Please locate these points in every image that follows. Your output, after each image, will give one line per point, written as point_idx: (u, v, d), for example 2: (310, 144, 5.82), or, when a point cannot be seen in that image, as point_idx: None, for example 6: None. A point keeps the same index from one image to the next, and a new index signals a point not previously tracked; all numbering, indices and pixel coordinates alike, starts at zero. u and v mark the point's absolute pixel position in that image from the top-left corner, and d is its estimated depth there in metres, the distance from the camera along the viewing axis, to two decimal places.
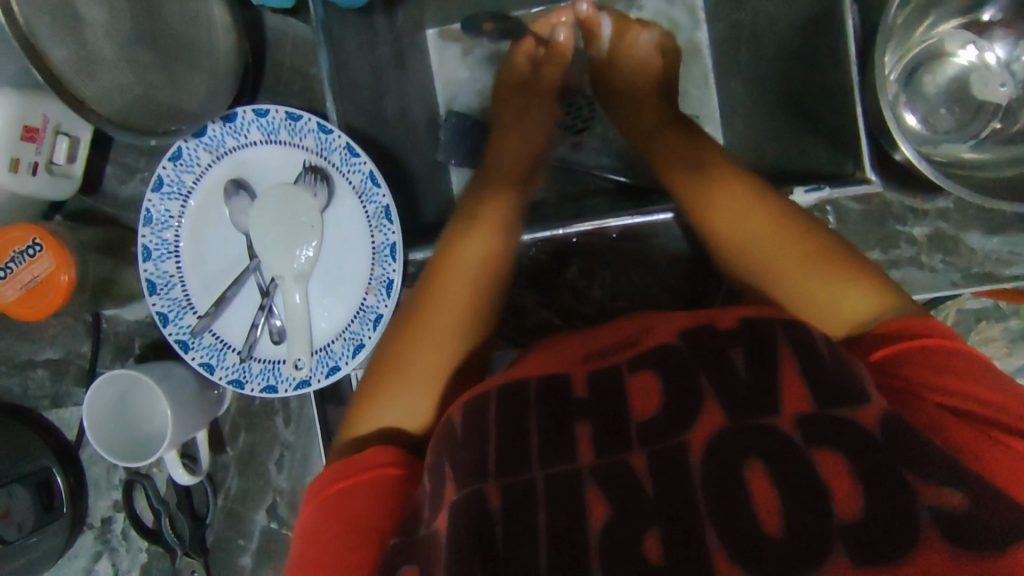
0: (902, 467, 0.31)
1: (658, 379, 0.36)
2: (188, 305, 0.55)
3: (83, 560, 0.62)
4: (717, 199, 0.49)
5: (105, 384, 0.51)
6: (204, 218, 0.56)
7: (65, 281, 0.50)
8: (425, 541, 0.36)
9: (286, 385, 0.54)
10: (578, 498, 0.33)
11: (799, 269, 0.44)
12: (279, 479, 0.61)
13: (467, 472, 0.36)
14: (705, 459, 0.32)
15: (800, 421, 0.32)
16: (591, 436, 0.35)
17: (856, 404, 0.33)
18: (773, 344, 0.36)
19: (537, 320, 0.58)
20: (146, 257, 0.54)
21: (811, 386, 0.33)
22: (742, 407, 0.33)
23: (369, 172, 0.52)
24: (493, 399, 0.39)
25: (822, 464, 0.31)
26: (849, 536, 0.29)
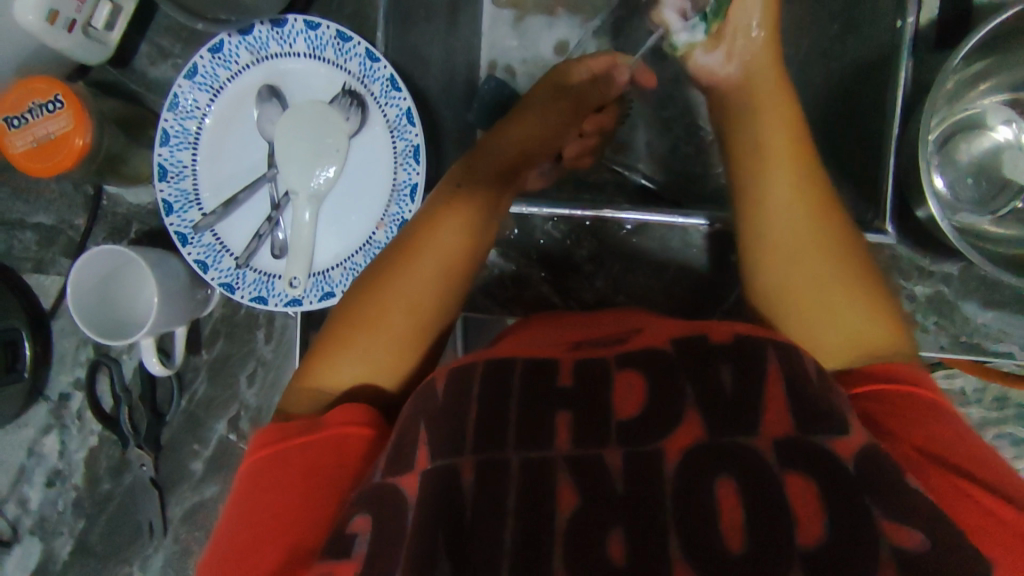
0: (870, 500, 0.32)
1: (643, 377, 0.37)
2: (195, 199, 0.55)
3: (33, 430, 0.62)
4: (762, 209, 0.45)
5: (89, 262, 0.50)
6: (232, 117, 0.55)
7: (79, 145, 0.49)
8: (382, 491, 0.37)
9: (277, 300, 0.54)
10: (550, 485, 0.34)
11: (827, 280, 0.43)
12: (247, 393, 0.60)
13: (440, 445, 0.37)
14: (681, 458, 0.34)
15: (777, 443, 0.34)
16: (570, 425, 0.36)
17: (833, 433, 0.34)
18: (760, 362, 0.37)
19: (534, 295, 0.57)
20: (164, 142, 0.54)
21: (793, 404, 0.35)
22: (721, 424, 0.34)
23: (406, 109, 0.52)
24: (479, 374, 0.39)
25: (789, 485, 0.33)
26: (808, 557, 0.31)
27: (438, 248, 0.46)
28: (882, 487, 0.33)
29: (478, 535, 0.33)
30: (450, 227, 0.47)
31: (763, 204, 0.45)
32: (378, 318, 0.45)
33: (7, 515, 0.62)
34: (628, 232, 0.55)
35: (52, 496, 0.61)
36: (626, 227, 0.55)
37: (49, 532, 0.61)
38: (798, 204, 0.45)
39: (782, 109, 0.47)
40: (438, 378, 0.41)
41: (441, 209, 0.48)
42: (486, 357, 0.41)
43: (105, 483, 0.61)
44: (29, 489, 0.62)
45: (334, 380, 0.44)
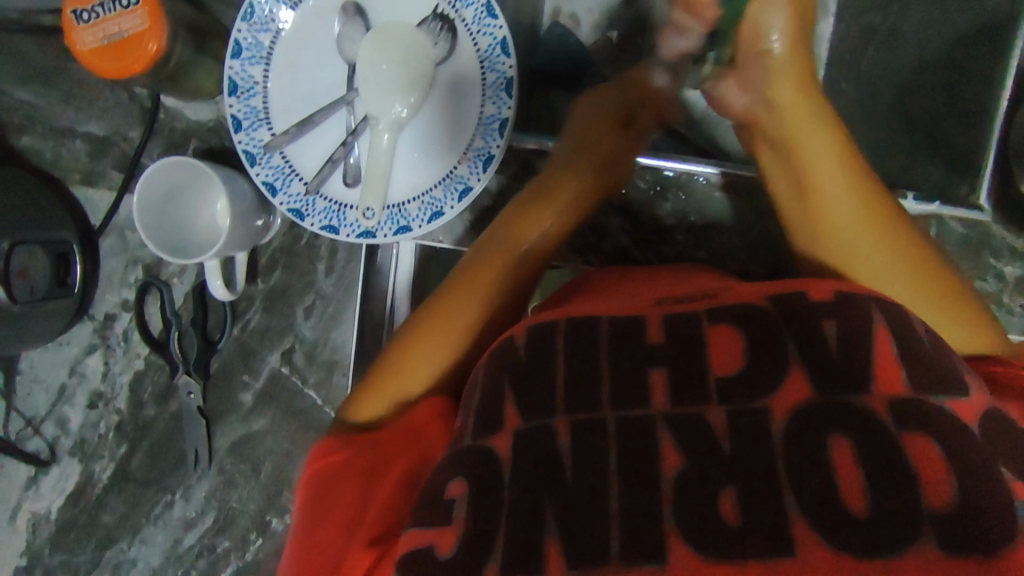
0: (997, 465, 0.29)
1: (740, 334, 0.33)
2: (264, 118, 0.52)
3: (76, 349, 0.59)
4: (833, 239, 0.40)
5: (150, 181, 0.47)
6: (309, 32, 0.52)
7: (153, 50, 0.46)
8: (479, 454, 0.34)
9: (349, 231, 0.52)
10: (651, 446, 0.31)
11: (917, 288, 0.40)
12: (303, 327, 0.58)
13: (529, 403, 0.35)
14: (792, 417, 0.30)
15: (890, 400, 0.30)
16: (667, 382, 0.33)
17: (952, 395, 0.31)
18: (867, 319, 0.33)
19: (613, 245, 0.56)
20: (236, 54, 0.51)
21: (910, 369, 0.32)
22: (833, 381, 0.31)
23: (501, 39, 0.49)
24: (560, 330, 0.37)
25: (913, 447, 0.29)
26: (939, 524, 0.27)
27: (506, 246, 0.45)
28: (1005, 455, 0.30)
29: (579, 499, 0.31)
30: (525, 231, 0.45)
31: (823, 231, 0.41)
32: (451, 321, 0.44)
33: (45, 435, 0.60)
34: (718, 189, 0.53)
35: (93, 418, 0.60)
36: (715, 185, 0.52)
37: (89, 454, 0.60)
38: (862, 223, 0.40)
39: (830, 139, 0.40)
40: (517, 331, 0.38)
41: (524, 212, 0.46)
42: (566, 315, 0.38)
43: (150, 408, 0.59)
44: (70, 409, 0.60)
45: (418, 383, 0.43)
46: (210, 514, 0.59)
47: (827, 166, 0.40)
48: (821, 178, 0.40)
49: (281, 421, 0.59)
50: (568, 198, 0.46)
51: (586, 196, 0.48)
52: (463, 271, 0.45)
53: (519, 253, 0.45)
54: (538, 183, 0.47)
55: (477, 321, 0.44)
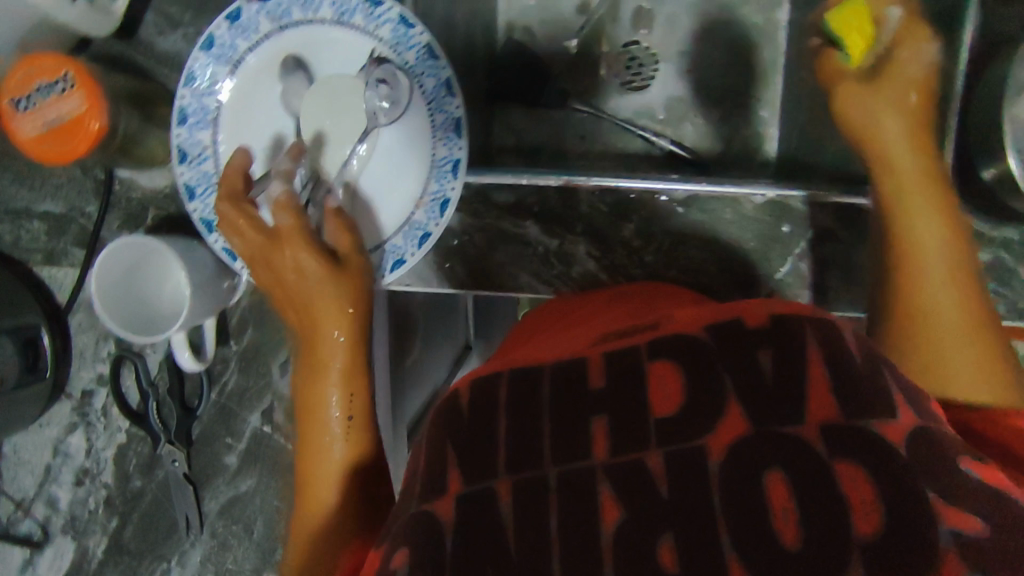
0: (924, 484, 0.28)
1: (678, 369, 0.35)
2: (217, 183, 0.52)
3: (57, 429, 0.59)
4: (913, 251, 0.42)
5: (109, 262, 0.47)
6: (252, 92, 0.51)
7: (95, 129, 0.45)
8: (421, 520, 0.34)
9: None
10: (592, 498, 0.32)
11: (949, 324, 0.41)
12: (281, 383, 0.58)
13: (472, 464, 0.35)
14: (726, 457, 0.31)
15: (822, 428, 0.30)
16: (607, 431, 0.34)
17: (883, 416, 0.31)
18: (800, 344, 0.34)
19: (582, 271, 0.54)
20: (182, 121, 0.50)
21: (840, 391, 0.31)
22: (766, 414, 0.31)
23: (445, 79, 0.49)
24: (503, 379, 0.39)
25: (842, 475, 0.29)
26: (868, 552, 0.27)
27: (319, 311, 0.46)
28: (936, 473, 0.29)
29: (524, 559, 0.31)
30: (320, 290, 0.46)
31: (914, 253, 0.42)
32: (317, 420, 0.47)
33: (36, 516, 0.59)
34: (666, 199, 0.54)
35: (81, 495, 0.59)
36: (662, 197, 0.54)
37: (81, 531, 0.59)
38: (949, 228, 0.42)
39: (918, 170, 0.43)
40: (461, 391, 0.40)
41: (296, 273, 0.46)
42: (511, 367, 0.40)
43: (138, 479, 0.59)
44: (57, 489, 0.59)
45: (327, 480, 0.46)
46: None
47: (914, 164, 0.43)
48: (908, 180, 0.43)
49: (269, 480, 0.58)
50: (343, 340, 0.46)
51: (355, 335, 0.47)
52: (304, 421, 0.48)
53: (337, 413, 0.46)
54: (304, 334, 0.48)
55: (349, 449, 0.46)
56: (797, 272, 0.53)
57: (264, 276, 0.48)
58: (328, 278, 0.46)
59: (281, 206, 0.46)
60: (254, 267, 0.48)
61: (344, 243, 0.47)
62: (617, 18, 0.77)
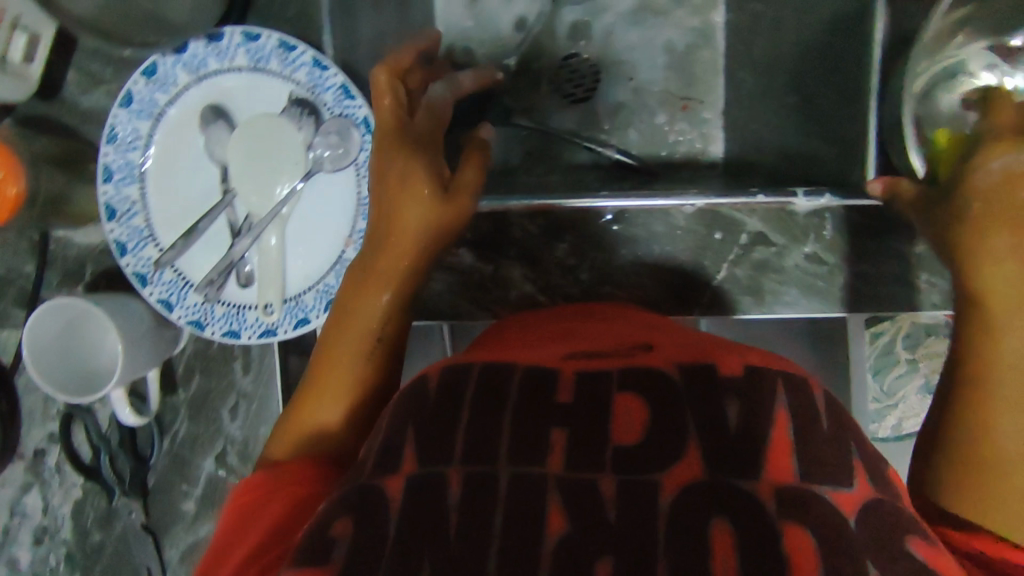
0: (864, 561, 0.30)
1: (646, 403, 0.35)
2: (149, 236, 0.52)
3: (11, 490, 0.59)
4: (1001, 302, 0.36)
5: (46, 318, 0.47)
6: (177, 143, 0.52)
7: (13, 194, 0.45)
8: (365, 496, 0.34)
9: (251, 332, 0.51)
10: (539, 505, 0.32)
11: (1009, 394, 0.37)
12: (232, 426, 0.58)
13: (430, 446, 0.35)
14: (680, 493, 0.32)
15: (776, 489, 0.32)
16: (566, 443, 0.34)
17: (836, 486, 0.33)
18: (770, 400, 0.36)
19: (520, 293, 0.55)
20: (107, 178, 0.51)
21: (800, 456, 0.34)
22: (720, 464, 0.33)
23: (364, 118, 0.49)
24: (472, 372, 0.38)
25: (787, 537, 0.31)
26: None
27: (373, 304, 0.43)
28: (880, 547, 0.31)
29: (459, 544, 0.31)
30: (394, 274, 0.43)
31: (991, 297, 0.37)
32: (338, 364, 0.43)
33: None
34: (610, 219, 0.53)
35: (42, 553, 0.59)
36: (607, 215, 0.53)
37: None
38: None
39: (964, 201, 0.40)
40: (430, 374, 0.40)
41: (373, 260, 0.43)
42: (483, 359, 0.40)
43: (96, 534, 0.58)
44: (18, 549, 0.59)
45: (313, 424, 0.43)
46: None
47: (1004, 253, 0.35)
48: (972, 252, 0.36)
49: None
50: (407, 271, 0.43)
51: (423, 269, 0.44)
52: (334, 325, 0.44)
53: (374, 325, 0.43)
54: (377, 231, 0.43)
55: (363, 367, 0.43)
56: (731, 276, 0.54)
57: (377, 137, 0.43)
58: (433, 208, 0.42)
59: (429, 108, 0.45)
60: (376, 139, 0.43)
61: (466, 177, 0.43)
62: (553, 35, 0.74)
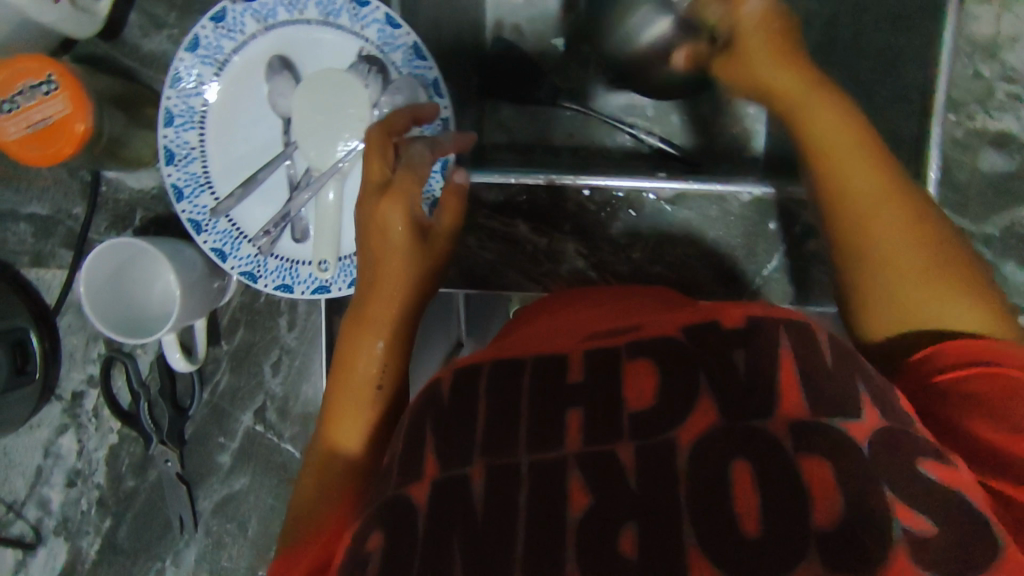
0: (883, 482, 0.28)
1: (656, 365, 0.32)
2: (206, 184, 0.51)
3: (47, 430, 0.59)
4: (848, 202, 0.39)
5: (96, 263, 0.47)
6: (240, 92, 0.51)
7: (81, 131, 0.45)
8: (393, 504, 0.32)
9: (304, 287, 0.51)
10: (561, 485, 0.30)
11: (924, 269, 0.38)
12: (272, 382, 0.57)
13: (449, 448, 0.33)
14: (695, 448, 0.29)
15: (791, 425, 0.29)
16: (582, 421, 0.31)
17: (846, 415, 0.30)
18: (772, 342, 0.32)
19: (570, 269, 0.55)
20: (168, 122, 0.50)
21: (808, 391, 0.30)
22: (736, 406, 0.30)
23: (433, 80, 0.49)
24: (484, 373, 0.36)
25: (806, 469, 0.28)
26: (825, 542, 0.26)
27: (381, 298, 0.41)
28: (895, 472, 0.29)
29: (487, 531, 0.30)
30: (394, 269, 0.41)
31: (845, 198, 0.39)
32: (351, 381, 0.41)
33: (28, 518, 0.60)
34: (669, 205, 0.52)
35: (73, 496, 0.59)
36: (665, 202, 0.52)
37: (74, 532, 0.60)
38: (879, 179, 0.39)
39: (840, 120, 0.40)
40: (443, 377, 0.37)
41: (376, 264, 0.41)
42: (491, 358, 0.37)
43: (129, 480, 0.59)
44: (49, 491, 0.59)
45: (342, 448, 0.41)
46: None
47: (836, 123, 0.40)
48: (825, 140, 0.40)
49: (263, 478, 0.58)
50: (400, 303, 0.41)
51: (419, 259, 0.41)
52: (352, 321, 0.42)
53: (373, 373, 0.41)
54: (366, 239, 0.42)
55: (373, 403, 0.41)
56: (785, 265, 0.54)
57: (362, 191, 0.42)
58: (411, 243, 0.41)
59: (409, 167, 0.41)
60: (361, 197, 0.42)
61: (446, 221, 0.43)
62: None
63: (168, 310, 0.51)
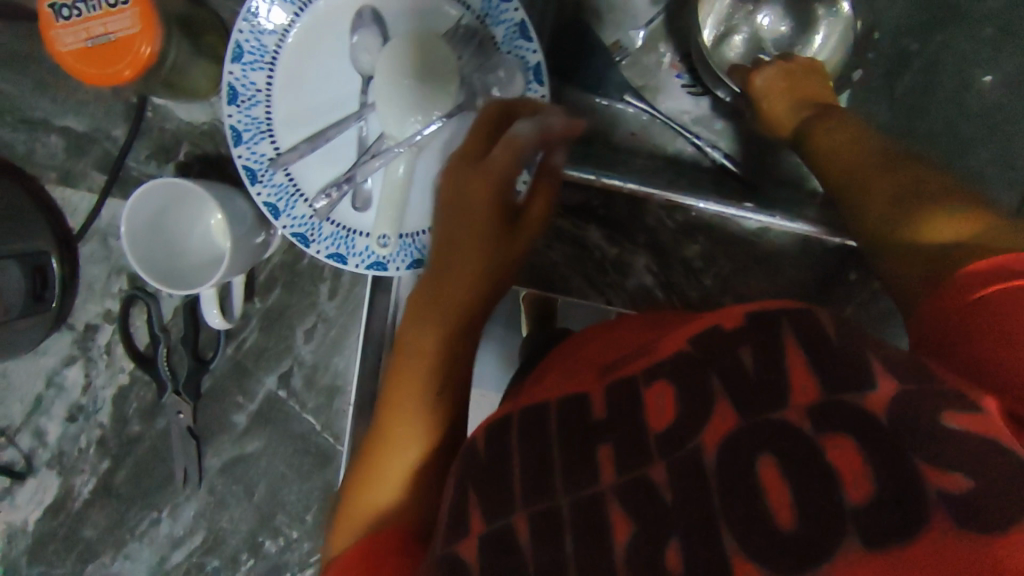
0: (909, 451, 0.23)
1: (676, 380, 0.29)
2: (267, 131, 0.47)
3: (54, 359, 0.56)
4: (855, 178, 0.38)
5: (143, 200, 0.43)
6: (319, 38, 0.47)
7: (146, 55, 0.40)
8: (444, 564, 0.31)
9: (359, 260, 0.48)
10: (602, 521, 0.28)
11: (891, 200, 0.35)
12: (303, 348, 0.55)
13: (493, 498, 0.32)
14: (722, 451, 0.26)
15: (808, 412, 0.25)
16: (614, 453, 0.29)
17: (860, 385, 0.25)
18: (778, 335, 0.28)
19: (636, 284, 0.52)
20: (236, 57, 0.45)
21: (818, 368, 0.26)
22: (755, 400, 0.26)
23: (533, 63, 0.45)
24: (513, 430, 0.34)
25: (829, 451, 0.24)
26: (864, 522, 0.23)
27: (440, 308, 0.38)
28: (928, 432, 0.23)
29: None
30: (455, 276, 0.37)
31: (845, 179, 0.38)
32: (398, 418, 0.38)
33: (21, 446, 0.57)
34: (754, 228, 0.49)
35: (72, 432, 0.56)
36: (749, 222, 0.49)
37: (69, 468, 0.57)
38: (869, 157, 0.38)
39: (843, 131, 0.41)
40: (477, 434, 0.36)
41: (438, 254, 0.38)
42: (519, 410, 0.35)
43: (136, 425, 0.56)
44: (47, 422, 0.56)
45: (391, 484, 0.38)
46: (199, 534, 0.57)
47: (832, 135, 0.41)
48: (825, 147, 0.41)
49: (278, 444, 0.56)
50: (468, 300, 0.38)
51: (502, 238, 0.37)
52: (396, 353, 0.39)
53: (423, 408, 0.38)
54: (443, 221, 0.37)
55: (434, 409, 0.38)
56: None
57: (448, 162, 0.37)
58: (483, 229, 0.37)
59: (511, 146, 0.36)
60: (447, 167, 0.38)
61: (537, 209, 0.39)
62: None
63: (216, 252, 0.48)
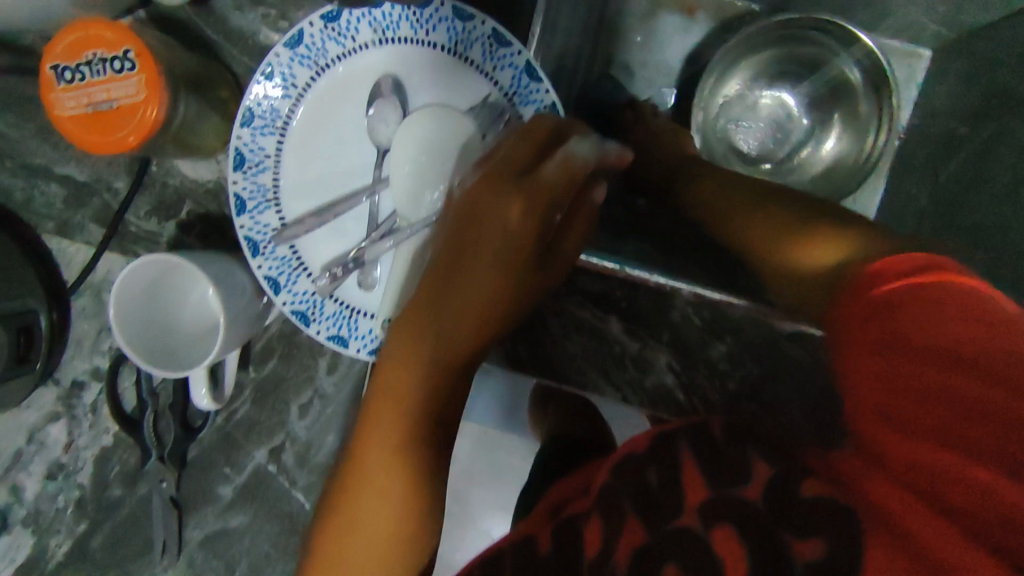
0: (781, 530, 0.25)
1: (604, 508, 0.29)
2: (273, 200, 0.44)
3: (36, 414, 0.53)
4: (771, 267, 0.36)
5: (133, 275, 0.40)
6: (336, 106, 0.44)
7: (152, 118, 0.38)
8: None
9: (360, 344, 0.45)
10: None
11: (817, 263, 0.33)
12: (297, 425, 0.51)
13: None
14: (634, 559, 0.27)
15: (699, 514, 0.26)
16: None
17: (739, 481, 0.27)
18: (680, 454, 0.28)
19: (656, 381, 0.47)
20: (246, 122, 0.43)
21: (704, 471, 0.27)
22: (656, 506, 0.27)
23: None
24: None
25: (715, 546, 0.26)
26: None
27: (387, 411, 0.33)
28: (798, 527, 0.25)
29: None
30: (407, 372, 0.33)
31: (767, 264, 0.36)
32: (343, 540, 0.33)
33: None
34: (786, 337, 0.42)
35: (50, 491, 0.53)
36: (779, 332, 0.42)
37: (43, 528, 0.53)
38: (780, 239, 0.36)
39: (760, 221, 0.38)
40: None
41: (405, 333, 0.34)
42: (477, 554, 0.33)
43: (117, 489, 0.53)
44: (25, 478, 0.53)
45: None
46: None
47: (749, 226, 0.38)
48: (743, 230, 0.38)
49: (264, 521, 0.52)
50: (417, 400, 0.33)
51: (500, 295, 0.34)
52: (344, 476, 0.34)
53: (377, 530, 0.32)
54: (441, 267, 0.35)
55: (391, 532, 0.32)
56: None
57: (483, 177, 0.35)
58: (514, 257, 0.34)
59: (567, 165, 0.34)
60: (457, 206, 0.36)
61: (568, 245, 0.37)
62: None
63: (214, 321, 0.45)
